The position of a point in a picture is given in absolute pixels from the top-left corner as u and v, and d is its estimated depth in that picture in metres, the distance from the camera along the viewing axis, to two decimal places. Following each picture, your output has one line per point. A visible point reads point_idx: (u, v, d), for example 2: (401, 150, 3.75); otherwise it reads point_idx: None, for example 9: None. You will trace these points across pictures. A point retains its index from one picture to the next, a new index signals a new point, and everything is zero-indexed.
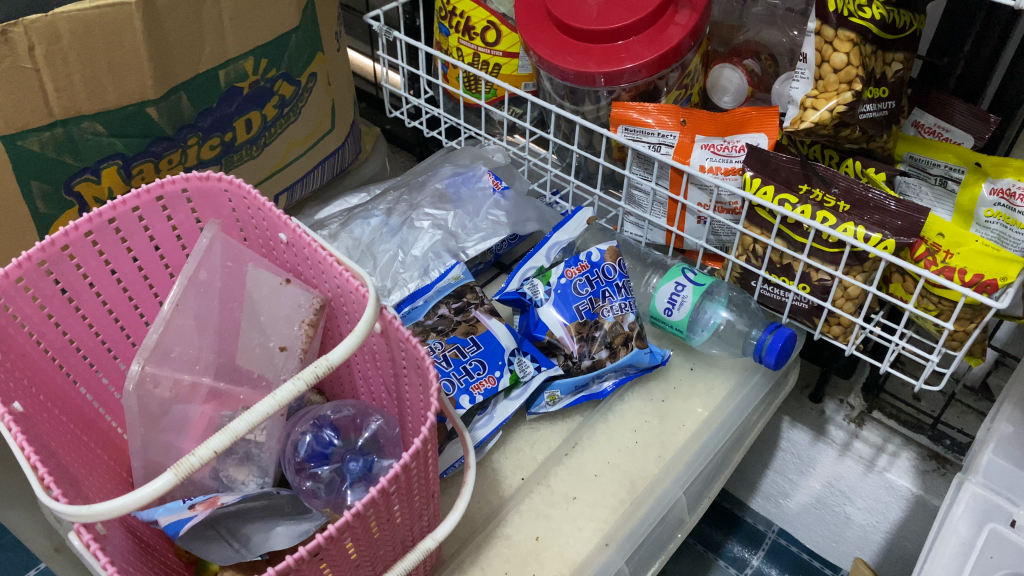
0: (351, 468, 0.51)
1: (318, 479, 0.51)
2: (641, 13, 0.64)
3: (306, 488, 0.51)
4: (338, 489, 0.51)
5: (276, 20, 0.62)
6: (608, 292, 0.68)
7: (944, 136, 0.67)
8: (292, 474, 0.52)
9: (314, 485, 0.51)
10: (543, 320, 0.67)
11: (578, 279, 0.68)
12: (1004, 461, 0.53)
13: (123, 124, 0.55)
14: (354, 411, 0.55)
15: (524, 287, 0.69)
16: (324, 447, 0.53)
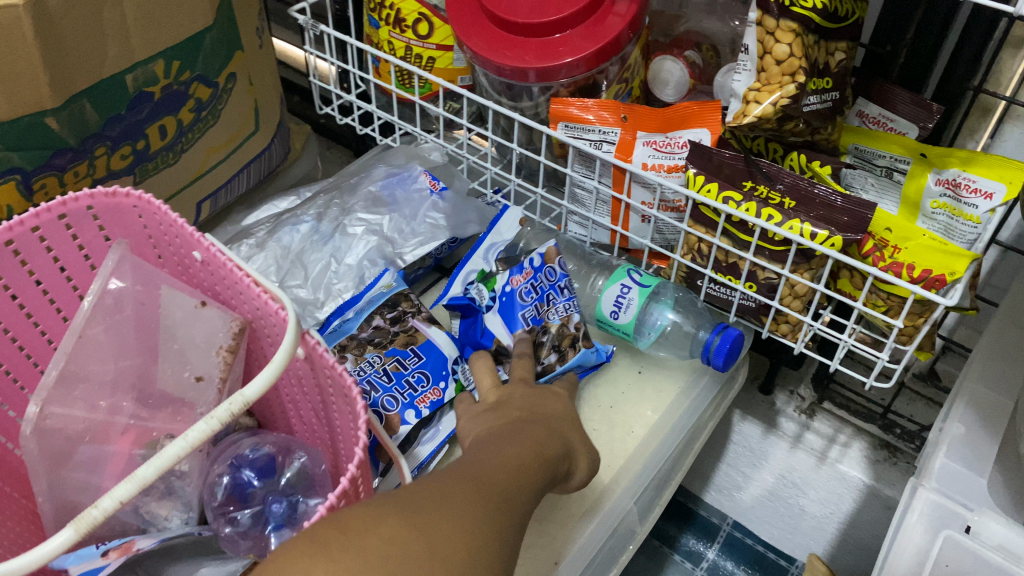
0: (274, 510, 0.48)
1: (238, 522, 0.48)
2: (576, 6, 0.62)
3: (225, 533, 0.47)
4: (262, 532, 0.47)
5: (187, 18, 0.58)
6: (551, 295, 0.65)
7: (889, 126, 0.65)
8: (212, 518, 0.48)
9: (233, 530, 0.47)
10: (489, 328, 0.64)
11: (523, 286, 0.65)
12: (956, 464, 0.52)
13: (18, 136, 0.51)
14: (274, 449, 0.52)
15: (469, 293, 0.65)
16: (243, 489, 0.49)
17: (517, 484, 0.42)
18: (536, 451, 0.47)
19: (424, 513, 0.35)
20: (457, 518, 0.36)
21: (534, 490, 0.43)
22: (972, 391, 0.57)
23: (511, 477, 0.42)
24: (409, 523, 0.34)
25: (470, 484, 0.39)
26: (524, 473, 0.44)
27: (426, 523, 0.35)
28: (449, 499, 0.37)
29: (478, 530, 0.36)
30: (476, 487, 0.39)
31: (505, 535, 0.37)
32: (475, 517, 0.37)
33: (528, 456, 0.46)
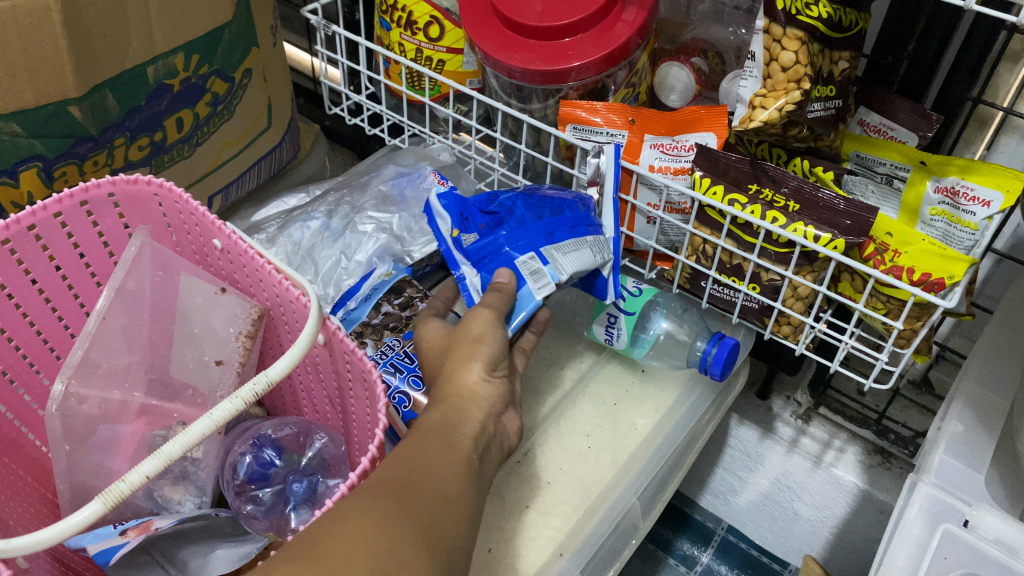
0: (295, 490, 0.50)
1: (260, 501, 0.50)
2: (588, 11, 0.63)
3: (246, 510, 0.49)
4: (281, 511, 0.49)
5: (206, 13, 0.59)
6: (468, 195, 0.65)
7: (889, 134, 0.67)
8: (232, 497, 0.50)
9: (254, 507, 0.49)
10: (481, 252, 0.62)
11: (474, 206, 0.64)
12: (954, 460, 0.54)
13: (42, 124, 0.52)
14: (297, 428, 0.53)
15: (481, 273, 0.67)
16: (264, 467, 0.51)
17: (419, 478, 0.41)
18: (445, 425, 0.45)
19: (319, 554, 0.35)
20: (346, 550, 0.36)
21: (442, 465, 0.42)
22: (970, 390, 0.59)
23: (412, 470, 0.41)
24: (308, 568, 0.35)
25: (365, 498, 0.38)
26: (434, 461, 0.42)
27: (325, 566, 0.35)
28: (346, 527, 0.37)
29: (379, 558, 0.36)
30: (374, 495, 0.38)
31: (407, 553, 0.37)
32: (376, 545, 0.36)
33: (435, 435, 0.44)
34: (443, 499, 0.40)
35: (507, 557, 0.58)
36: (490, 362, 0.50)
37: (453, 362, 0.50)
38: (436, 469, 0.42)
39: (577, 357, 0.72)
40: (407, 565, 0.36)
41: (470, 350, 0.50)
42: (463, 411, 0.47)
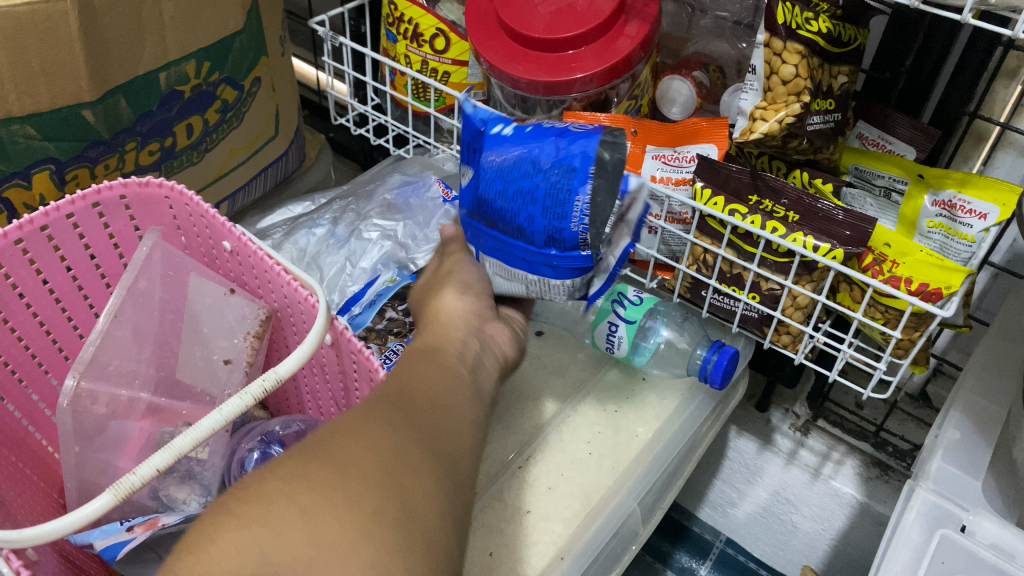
0: None
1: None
2: (591, 24, 0.64)
3: None
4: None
5: (218, 21, 0.60)
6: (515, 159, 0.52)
7: (887, 149, 0.68)
8: None
9: None
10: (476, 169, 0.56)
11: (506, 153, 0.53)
12: (952, 467, 0.55)
13: (55, 127, 0.52)
14: (305, 426, 0.54)
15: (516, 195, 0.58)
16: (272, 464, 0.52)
17: (416, 397, 0.41)
18: (437, 363, 0.46)
19: (328, 454, 0.35)
20: (352, 449, 0.36)
21: (432, 377, 0.44)
22: (967, 400, 0.60)
23: (406, 391, 0.42)
24: (317, 465, 0.35)
25: (368, 408, 0.39)
26: (427, 387, 0.43)
27: (335, 465, 0.35)
28: (353, 435, 0.37)
29: (390, 458, 0.36)
30: (374, 409, 0.39)
31: (414, 455, 0.37)
32: (383, 446, 0.36)
33: (423, 367, 0.45)
34: (437, 413, 0.41)
35: (509, 561, 0.58)
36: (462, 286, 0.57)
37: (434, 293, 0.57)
38: (427, 381, 0.43)
39: (579, 365, 0.72)
40: (415, 465, 0.36)
41: (445, 279, 0.58)
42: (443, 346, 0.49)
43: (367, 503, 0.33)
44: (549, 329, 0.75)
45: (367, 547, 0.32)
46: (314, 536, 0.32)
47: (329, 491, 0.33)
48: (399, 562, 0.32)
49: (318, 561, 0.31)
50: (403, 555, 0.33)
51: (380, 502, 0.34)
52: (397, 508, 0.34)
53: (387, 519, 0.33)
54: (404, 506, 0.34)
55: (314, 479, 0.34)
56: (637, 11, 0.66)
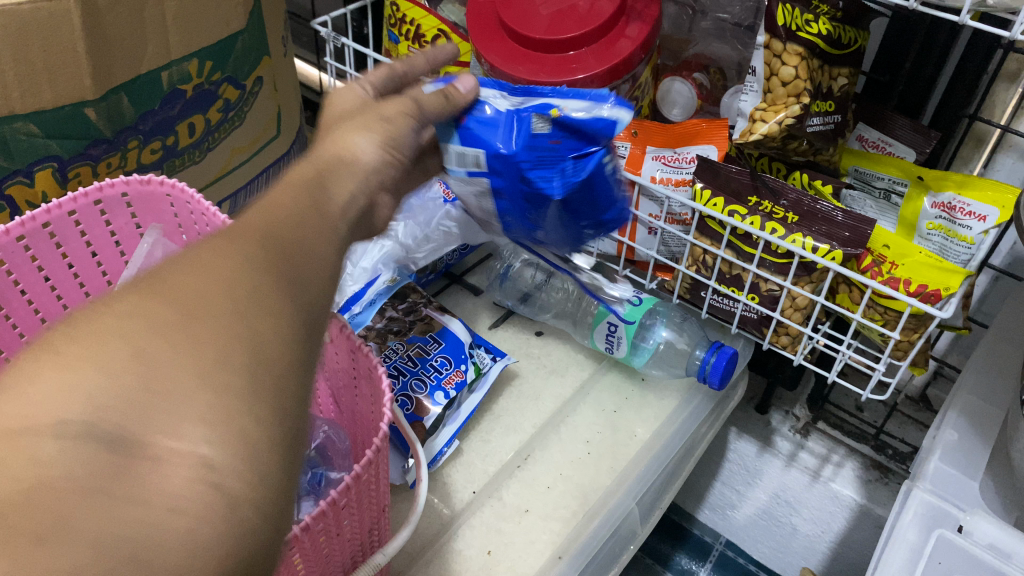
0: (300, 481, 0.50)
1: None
2: (592, 26, 0.64)
3: None
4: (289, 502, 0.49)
5: (220, 20, 0.60)
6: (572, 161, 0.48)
7: (887, 150, 0.68)
8: None
9: None
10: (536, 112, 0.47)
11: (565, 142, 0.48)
12: (949, 468, 0.55)
13: (58, 125, 0.53)
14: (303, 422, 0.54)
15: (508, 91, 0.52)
16: None
17: (281, 229, 0.30)
18: (308, 218, 0.32)
19: (162, 282, 0.26)
20: (193, 275, 0.26)
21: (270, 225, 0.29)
22: (965, 401, 0.60)
23: (272, 230, 0.30)
24: (152, 300, 0.25)
25: (220, 232, 0.29)
26: (298, 224, 0.31)
27: (173, 297, 0.25)
28: (195, 257, 0.27)
29: (242, 290, 0.26)
30: (229, 231, 0.29)
31: (268, 281, 0.27)
32: (236, 278, 0.27)
33: (277, 210, 0.31)
34: (311, 248, 0.31)
35: (507, 561, 0.58)
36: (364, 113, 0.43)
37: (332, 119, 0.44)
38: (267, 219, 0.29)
39: (579, 365, 0.72)
40: (273, 300, 0.27)
41: None
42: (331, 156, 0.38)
43: (210, 346, 0.24)
44: (549, 329, 0.76)
45: (209, 398, 0.23)
46: (144, 384, 0.23)
47: (162, 332, 0.24)
48: (250, 420, 0.24)
49: (150, 415, 0.23)
50: (252, 405, 0.24)
51: (229, 347, 0.25)
52: (246, 356, 0.25)
53: (237, 367, 0.24)
54: (256, 351, 0.25)
55: (149, 314, 0.24)
56: (638, 13, 0.66)
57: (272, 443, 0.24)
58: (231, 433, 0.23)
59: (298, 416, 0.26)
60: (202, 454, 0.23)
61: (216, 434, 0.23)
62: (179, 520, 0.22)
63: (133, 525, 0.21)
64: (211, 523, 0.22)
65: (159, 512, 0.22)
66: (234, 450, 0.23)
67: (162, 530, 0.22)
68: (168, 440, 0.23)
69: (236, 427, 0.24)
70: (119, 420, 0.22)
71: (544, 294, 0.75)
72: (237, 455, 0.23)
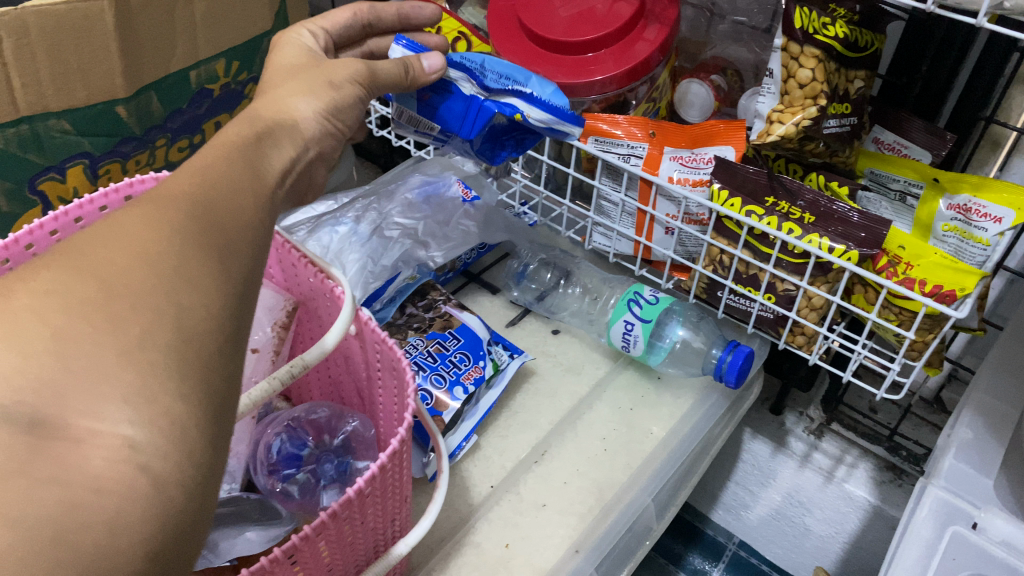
0: (326, 470, 0.51)
1: (293, 480, 0.51)
2: (610, 28, 0.65)
3: (279, 490, 0.50)
4: (314, 491, 0.50)
5: (248, 21, 0.61)
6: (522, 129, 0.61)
7: (902, 152, 0.68)
8: (264, 475, 0.51)
9: (287, 487, 0.50)
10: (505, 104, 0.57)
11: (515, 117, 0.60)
12: (964, 465, 0.56)
13: (90, 123, 0.54)
14: (329, 413, 0.55)
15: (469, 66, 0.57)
16: (297, 449, 0.52)
17: (210, 210, 0.33)
18: (239, 206, 0.35)
19: (86, 261, 0.28)
20: (115, 255, 0.28)
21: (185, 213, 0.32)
22: (980, 400, 0.61)
23: (199, 210, 0.33)
24: (77, 279, 0.27)
25: (146, 213, 0.31)
26: (226, 207, 0.34)
27: (98, 278, 0.27)
28: (120, 237, 0.29)
29: (166, 269, 0.29)
30: (155, 207, 0.32)
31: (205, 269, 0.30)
32: (159, 258, 0.29)
33: (202, 191, 0.34)
34: (236, 235, 0.33)
35: (524, 554, 0.59)
36: (312, 92, 0.47)
37: (277, 93, 0.47)
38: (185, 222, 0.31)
39: (595, 363, 0.73)
40: (198, 280, 0.29)
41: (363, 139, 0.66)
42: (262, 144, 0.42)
43: (133, 324, 0.27)
44: (565, 327, 0.76)
45: (132, 377, 0.26)
46: (64, 361, 0.25)
47: (85, 314, 0.26)
48: (174, 398, 0.26)
49: (71, 397, 0.25)
50: (175, 383, 0.26)
51: (153, 328, 0.27)
52: (172, 339, 0.27)
53: (160, 347, 0.27)
54: (180, 332, 0.28)
55: (74, 295, 0.27)
56: (657, 15, 0.67)
57: (195, 420, 0.27)
58: (155, 412, 0.25)
59: (223, 398, 0.28)
60: (125, 434, 0.25)
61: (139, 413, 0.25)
62: (103, 498, 0.23)
63: (56, 503, 0.23)
64: (135, 498, 0.24)
65: (80, 491, 0.23)
66: (156, 429, 0.25)
67: (90, 506, 0.23)
68: (89, 420, 0.24)
69: (159, 407, 0.26)
70: (34, 400, 0.24)
71: (559, 295, 0.78)
72: (161, 433, 0.25)
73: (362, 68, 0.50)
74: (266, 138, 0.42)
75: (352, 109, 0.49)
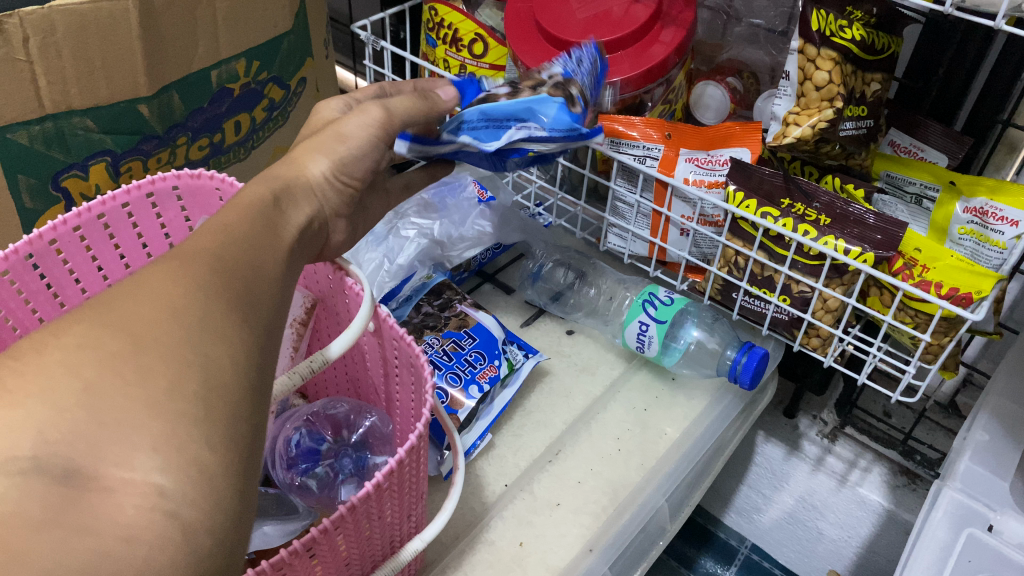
0: (345, 464, 0.52)
1: (313, 475, 0.51)
2: (628, 29, 0.65)
3: (298, 484, 0.51)
4: (333, 486, 0.51)
5: (268, 22, 0.62)
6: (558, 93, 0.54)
7: (919, 155, 0.68)
8: (282, 468, 0.52)
9: (307, 481, 0.51)
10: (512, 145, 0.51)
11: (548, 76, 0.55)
12: (979, 468, 0.57)
13: (113, 120, 0.55)
14: (349, 407, 0.55)
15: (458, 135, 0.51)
16: (316, 444, 0.53)
17: (231, 262, 0.35)
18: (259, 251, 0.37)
19: (114, 319, 0.31)
20: (142, 312, 0.31)
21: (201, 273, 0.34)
22: (997, 402, 0.61)
23: (222, 263, 0.35)
24: (110, 334, 0.30)
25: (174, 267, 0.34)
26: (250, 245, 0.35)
27: (127, 333, 0.30)
28: (149, 291, 0.32)
29: (191, 323, 0.32)
30: (181, 263, 0.34)
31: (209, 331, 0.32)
32: (186, 315, 0.32)
33: (224, 241, 0.36)
34: (256, 287, 0.36)
35: (539, 552, 0.59)
36: (326, 149, 0.46)
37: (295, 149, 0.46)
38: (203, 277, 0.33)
39: (609, 364, 0.73)
40: (222, 330, 0.32)
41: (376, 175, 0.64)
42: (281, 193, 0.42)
43: (160, 378, 0.29)
44: (580, 328, 0.77)
45: (159, 429, 0.28)
46: (95, 415, 0.28)
47: (117, 368, 0.29)
48: (200, 446, 0.29)
49: (103, 449, 0.27)
50: (202, 434, 0.29)
51: (180, 379, 0.30)
52: (197, 393, 0.30)
53: (188, 397, 0.29)
54: (206, 383, 0.30)
55: (105, 349, 0.30)
56: (673, 17, 0.67)
57: (225, 469, 0.29)
58: (184, 463, 0.28)
59: (249, 438, 0.31)
60: (154, 485, 0.27)
61: (167, 466, 0.28)
62: (134, 545, 0.26)
63: (88, 552, 0.25)
64: (163, 546, 0.27)
65: (110, 540, 0.26)
66: (183, 476, 0.28)
67: (119, 554, 0.26)
68: (119, 470, 0.27)
69: (186, 455, 0.28)
70: (69, 455, 0.27)
71: (574, 295, 0.78)
72: (188, 481, 0.28)
73: (378, 113, 0.48)
74: (282, 195, 0.43)
75: (360, 155, 0.47)
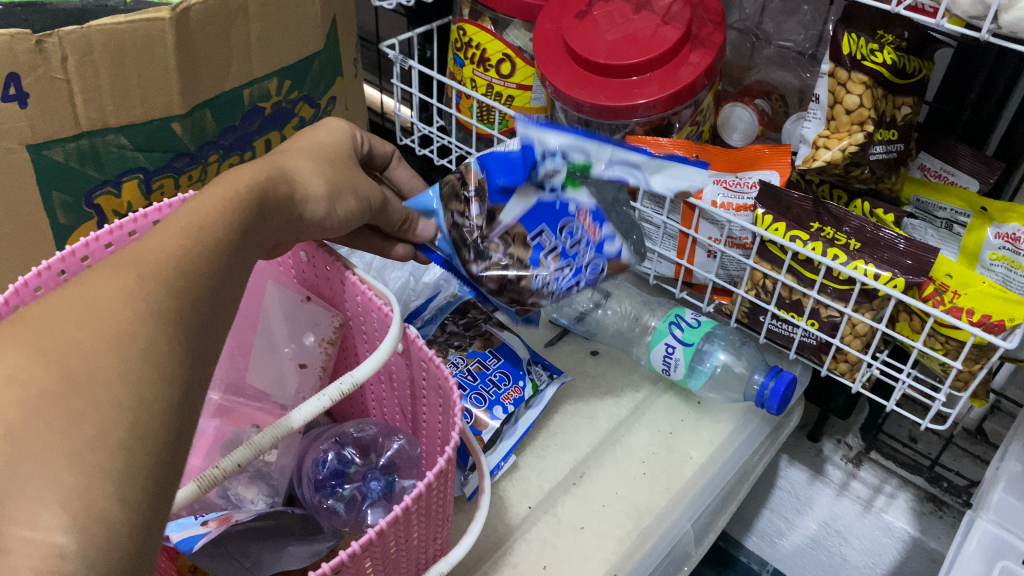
0: (372, 487, 0.51)
1: (340, 496, 0.51)
2: (656, 51, 0.65)
3: (326, 505, 0.51)
4: (359, 508, 0.50)
5: (302, 41, 0.63)
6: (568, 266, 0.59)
7: (950, 179, 0.67)
8: (312, 491, 0.52)
9: (334, 503, 0.51)
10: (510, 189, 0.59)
11: (578, 229, 0.59)
12: (1013, 498, 0.57)
13: (146, 138, 0.55)
14: (377, 429, 0.55)
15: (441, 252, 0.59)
16: (344, 466, 0.53)
17: (186, 284, 0.35)
18: (213, 280, 0.37)
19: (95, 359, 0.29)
20: (97, 339, 0.30)
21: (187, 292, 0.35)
22: None
23: (179, 282, 0.35)
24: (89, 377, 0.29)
25: (163, 281, 0.34)
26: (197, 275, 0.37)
27: (60, 367, 0.29)
28: (94, 317, 0.31)
29: (131, 358, 0.31)
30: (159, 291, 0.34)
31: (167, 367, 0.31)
32: (130, 342, 0.31)
33: (187, 258, 0.37)
34: (208, 311, 0.36)
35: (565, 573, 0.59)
36: (336, 187, 0.50)
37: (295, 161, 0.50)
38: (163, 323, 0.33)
39: (634, 386, 0.73)
40: (158, 367, 0.31)
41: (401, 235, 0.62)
42: (268, 206, 0.45)
43: (90, 424, 0.28)
44: (604, 349, 0.76)
45: (78, 484, 0.27)
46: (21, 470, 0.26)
47: (43, 411, 0.28)
48: (111, 505, 0.27)
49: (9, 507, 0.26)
50: (115, 490, 0.28)
51: (107, 425, 0.28)
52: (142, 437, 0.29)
53: (112, 447, 0.28)
54: (134, 425, 0.29)
55: (32, 388, 0.28)
56: (702, 40, 0.67)
57: (128, 528, 0.28)
58: (90, 520, 0.26)
59: None
60: (55, 543, 0.25)
61: (70, 522, 0.26)
62: None
63: None
64: None
65: None
66: (87, 536, 0.26)
67: None
68: (21, 529, 0.25)
69: (94, 515, 0.27)
70: None
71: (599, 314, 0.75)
72: (90, 542, 0.26)
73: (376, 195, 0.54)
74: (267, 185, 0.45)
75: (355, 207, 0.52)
